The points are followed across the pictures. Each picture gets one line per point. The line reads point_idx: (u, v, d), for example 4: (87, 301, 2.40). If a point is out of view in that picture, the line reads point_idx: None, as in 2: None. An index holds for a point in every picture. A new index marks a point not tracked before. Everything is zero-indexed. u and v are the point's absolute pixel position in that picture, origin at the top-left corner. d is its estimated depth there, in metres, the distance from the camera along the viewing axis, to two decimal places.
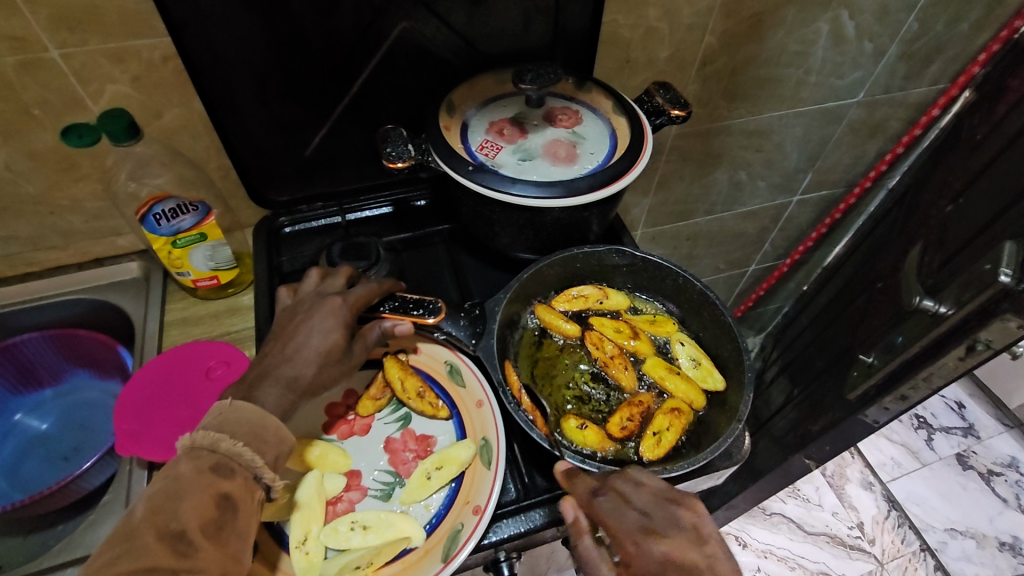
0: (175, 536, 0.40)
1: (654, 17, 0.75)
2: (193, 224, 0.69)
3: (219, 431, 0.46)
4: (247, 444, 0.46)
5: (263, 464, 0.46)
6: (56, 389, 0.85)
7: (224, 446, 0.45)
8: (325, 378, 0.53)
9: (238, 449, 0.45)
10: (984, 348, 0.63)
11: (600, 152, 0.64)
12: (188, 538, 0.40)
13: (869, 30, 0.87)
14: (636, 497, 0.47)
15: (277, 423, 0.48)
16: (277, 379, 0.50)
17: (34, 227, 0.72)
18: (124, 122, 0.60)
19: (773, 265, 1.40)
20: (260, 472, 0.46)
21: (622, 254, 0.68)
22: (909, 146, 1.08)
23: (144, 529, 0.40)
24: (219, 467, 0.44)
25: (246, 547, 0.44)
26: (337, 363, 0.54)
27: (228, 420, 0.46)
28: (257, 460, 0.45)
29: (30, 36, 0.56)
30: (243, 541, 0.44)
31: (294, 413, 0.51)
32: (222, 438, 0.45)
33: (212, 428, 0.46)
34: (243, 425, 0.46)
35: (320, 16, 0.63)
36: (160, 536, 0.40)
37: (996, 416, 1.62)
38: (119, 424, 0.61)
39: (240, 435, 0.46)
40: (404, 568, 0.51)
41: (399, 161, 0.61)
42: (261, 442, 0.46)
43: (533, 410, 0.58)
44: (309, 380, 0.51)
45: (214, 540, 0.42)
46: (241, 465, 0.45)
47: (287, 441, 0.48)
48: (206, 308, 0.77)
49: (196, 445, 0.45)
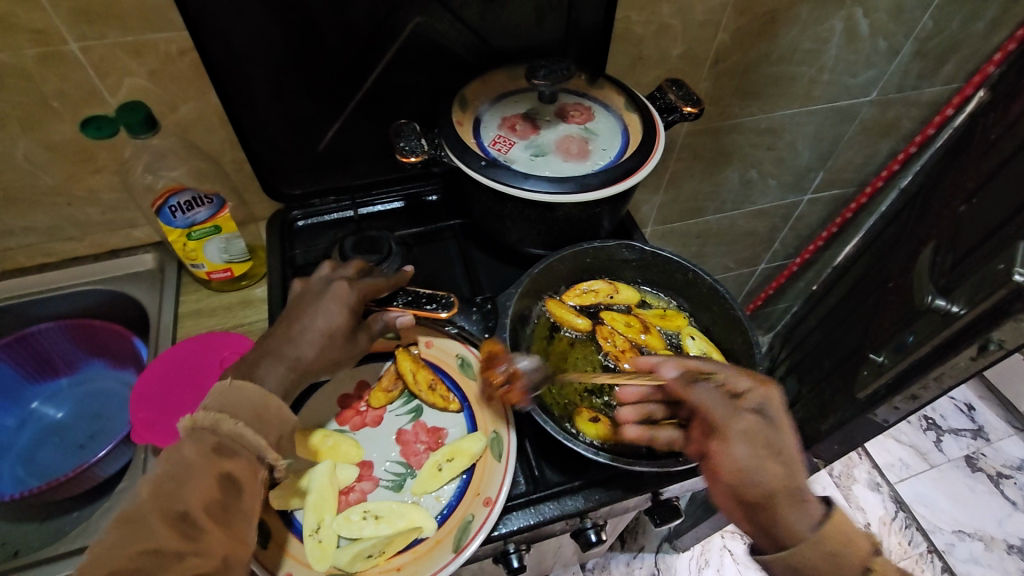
0: (179, 519, 0.40)
1: (668, 14, 0.75)
2: (207, 216, 0.70)
3: (220, 411, 0.46)
4: (249, 424, 0.46)
5: (265, 444, 0.46)
6: (72, 378, 0.86)
7: (226, 427, 0.45)
8: (327, 361, 0.53)
9: (240, 430, 0.45)
10: (996, 348, 0.64)
11: (613, 149, 0.64)
12: (193, 520, 0.41)
13: (884, 28, 0.87)
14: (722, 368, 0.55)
15: (279, 403, 0.48)
16: (280, 358, 0.51)
17: (52, 218, 0.73)
18: (142, 115, 0.61)
19: (783, 264, 1.40)
20: (263, 452, 0.46)
21: (632, 249, 0.68)
22: (922, 145, 1.08)
23: (149, 512, 0.40)
24: (221, 448, 0.44)
25: (251, 529, 0.44)
26: (343, 347, 0.54)
27: (228, 400, 0.46)
28: (260, 440, 0.46)
29: (50, 29, 0.57)
30: (249, 522, 0.44)
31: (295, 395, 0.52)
32: (223, 419, 0.45)
33: (213, 408, 0.46)
34: (244, 405, 0.46)
35: (336, 12, 0.63)
36: (165, 519, 0.40)
37: (1006, 418, 1.61)
38: (135, 412, 0.62)
39: (242, 416, 0.46)
40: (415, 558, 0.51)
41: (412, 155, 0.62)
42: (263, 423, 0.47)
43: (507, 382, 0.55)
44: (310, 360, 0.52)
45: (220, 523, 0.42)
46: (244, 445, 0.45)
47: (289, 422, 0.49)
48: (219, 300, 0.78)
49: (198, 426, 0.45)
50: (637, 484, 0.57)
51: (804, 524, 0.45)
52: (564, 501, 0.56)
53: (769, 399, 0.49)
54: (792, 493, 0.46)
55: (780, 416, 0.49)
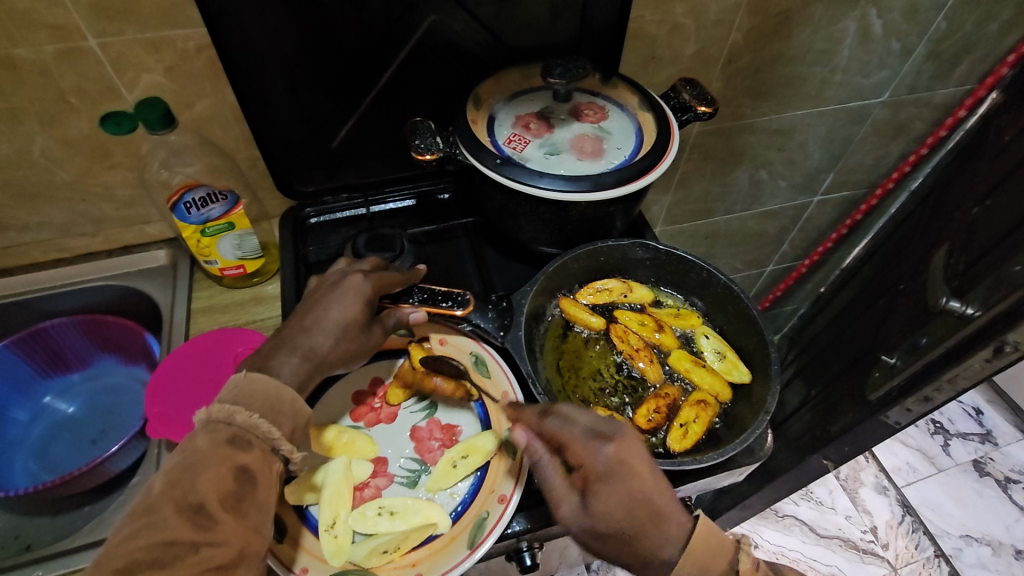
0: (193, 509, 0.40)
1: (682, 13, 0.75)
2: (221, 213, 0.71)
3: (234, 403, 0.45)
4: (264, 416, 0.45)
5: (280, 436, 0.46)
6: (83, 373, 0.86)
7: (240, 419, 0.44)
8: (341, 355, 0.53)
9: (254, 421, 0.45)
10: (1012, 349, 0.63)
11: (627, 148, 0.64)
12: (207, 510, 0.40)
13: (898, 29, 0.87)
14: (581, 415, 0.50)
15: (293, 396, 0.48)
16: (294, 349, 0.51)
17: (67, 214, 0.73)
18: (160, 112, 0.61)
19: (792, 266, 1.40)
20: (277, 444, 0.46)
21: (646, 248, 0.68)
22: (933, 147, 1.07)
23: (163, 503, 0.40)
24: (236, 440, 0.44)
25: (266, 520, 0.44)
26: (357, 341, 0.54)
27: (242, 393, 0.46)
28: (275, 432, 0.45)
29: (69, 25, 0.57)
30: (264, 513, 0.44)
31: (308, 388, 0.51)
32: (237, 411, 0.45)
33: (227, 401, 0.45)
34: (259, 397, 0.46)
35: (352, 9, 0.63)
36: (179, 510, 0.40)
37: (1015, 423, 1.60)
38: (152, 407, 0.63)
39: (255, 408, 0.45)
40: (430, 554, 0.51)
41: (427, 152, 0.62)
42: (277, 414, 0.46)
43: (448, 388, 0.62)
44: (325, 351, 0.52)
45: (234, 513, 0.42)
46: (259, 437, 0.45)
47: (303, 414, 0.48)
48: (231, 296, 0.78)
49: (212, 419, 0.45)
50: None
51: None
52: None
53: (596, 481, 0.47)
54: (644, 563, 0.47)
55: (611, 494, 0.47)
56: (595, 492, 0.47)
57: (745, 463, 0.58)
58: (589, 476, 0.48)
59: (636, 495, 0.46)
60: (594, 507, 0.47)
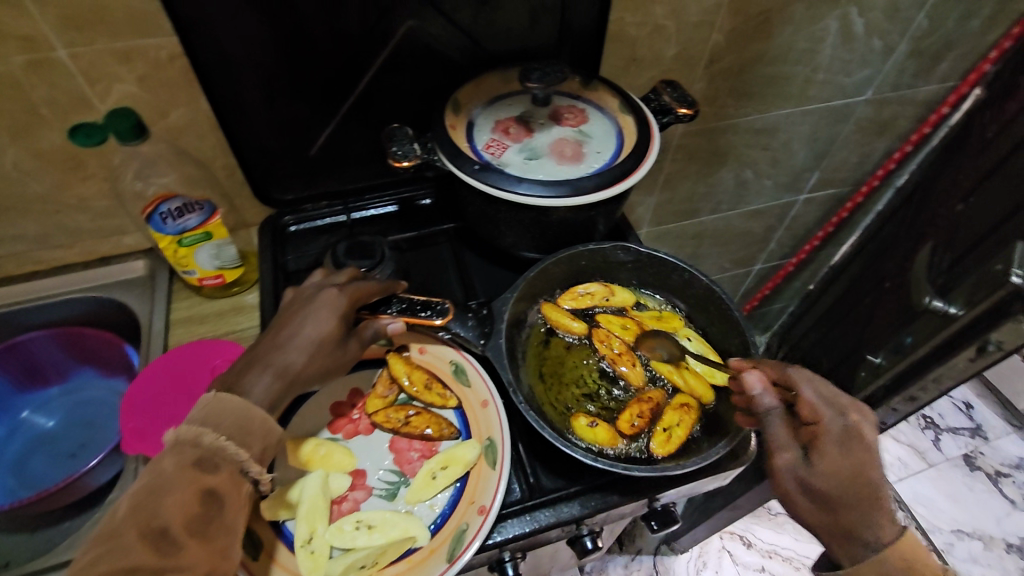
0: (158, 534, 0.39)
1: (662, 14, 0.75)
2: (198, 223, 0.69)
3: (203, 424, 0.44)
4: (231, 437, 0.45)
5: (249, 458, 0.45)
6: (62, 387, 0.85)
7: (208, 440, 0.44)
8: (316, 369, 0.52)
9: (222, 442, 0.44)
10: (995, 348, 0.64)
11: (607, 152, 0.64)
12: (172, 535, 0.39)
13: (879, 27, 0.87)
14: (822, 386, 0.53)
15: (264, 414, 0.47)
16: (267, 366, 0.50)
17: (42, 226, 0.72)
18: (132, 122, 0.60)
19: (779, 264, 1.39)
20: (246, 465, 0.45)
21: (628, 250, 0.68)
22: (917, 145, 1.07)
23: (127, 528, 0.39)
24: (203, 462, 0.43)
25: (233, 543, 0.43)
26: (333, 356, 0.53)
27: (213, 412, 0.45)
28: (243, 454, 0.45)
29: (38, 35, 0.56)
30: (230, 536, 0.43)
31: (282, 405, 0.50)
32: (205, 431, 0.44)
33: (196, 421, 0.45)
34: (227, 416, 0.45)
35: (328, 16, 0.63)
36: (143, 535, 0.39)
37: (1003, 417, 1.61)
38: (125, 422, 0.61)
39: (224, 428, 0.45)
40: (409, 568, 0.51)
41: (405, 160, 0.61)
42: (247, 434, 0.45)
43: (427, 395, 0.61)
44: (300, 367, 0.51)
45: (200, 537, 0.41)
46: (226, 459, 0.44)
47: (275, 432, 0.47)
48: (210, 307, 0.77)
49: (180, 440, 0.44)
50: (634, 488, 0.56)
51: (850, 552, 0.50)
52: (561, 509, 0.55)
53: (829, 439, 0.50)
54: (829, 525, 0.51)
55: (841, 458, 0.50)
56: (824, 448, 0.50)
57: (729, 467, 0.58)
58: (824, 434, 0.50)
59: (861, 478, 0.49)
60: (814, 460, 0.50)
